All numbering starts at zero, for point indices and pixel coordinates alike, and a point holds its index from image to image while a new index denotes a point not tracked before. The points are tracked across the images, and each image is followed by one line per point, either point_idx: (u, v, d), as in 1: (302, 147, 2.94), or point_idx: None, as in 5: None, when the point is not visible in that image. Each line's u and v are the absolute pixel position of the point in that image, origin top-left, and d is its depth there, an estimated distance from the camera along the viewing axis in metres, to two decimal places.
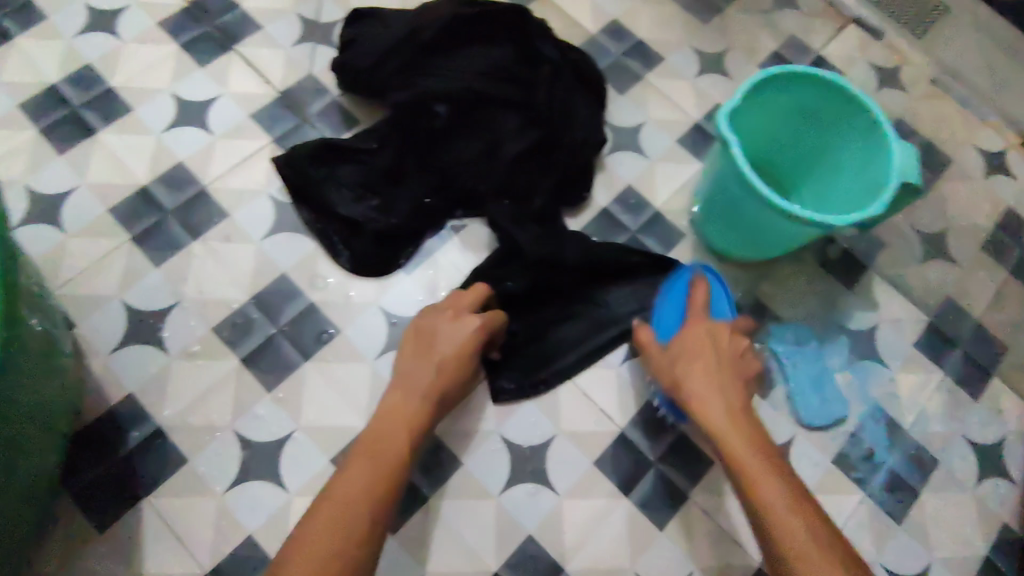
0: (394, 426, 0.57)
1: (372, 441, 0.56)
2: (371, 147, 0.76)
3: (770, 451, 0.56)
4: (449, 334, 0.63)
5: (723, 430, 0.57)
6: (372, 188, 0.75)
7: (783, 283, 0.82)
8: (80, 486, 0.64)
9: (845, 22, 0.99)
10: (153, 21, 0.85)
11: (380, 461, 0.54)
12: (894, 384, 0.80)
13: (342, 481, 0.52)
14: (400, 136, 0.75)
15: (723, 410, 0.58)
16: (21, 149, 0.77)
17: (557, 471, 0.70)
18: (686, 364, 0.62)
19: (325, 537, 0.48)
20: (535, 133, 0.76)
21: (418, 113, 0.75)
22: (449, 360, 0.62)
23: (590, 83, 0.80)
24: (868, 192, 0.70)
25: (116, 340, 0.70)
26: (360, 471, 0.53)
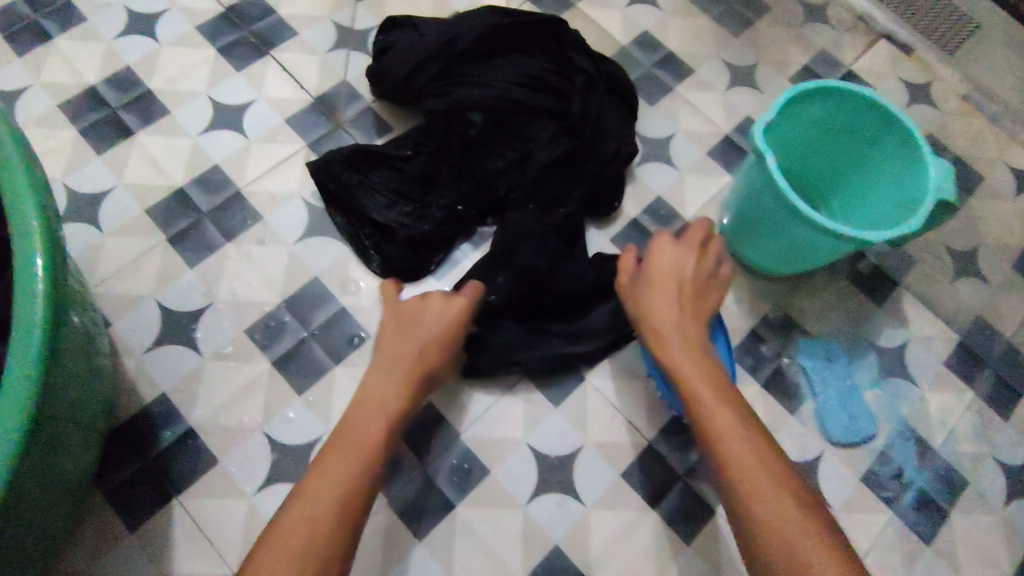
0: (373, 417, 0.56)
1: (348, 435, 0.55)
2: (407, 154, 0.76)
3: (721, 379, 0.58)
4: (431, 315, 0.64)
5: (687, 371, 0.58)
6: (405, 195, 0.75)
7: (812, 297, 0.82)
8: (113, 484, 0.65)
9: (875, 37, 0.99)
10: (191, 25, 0.86)
11: (355, 452, 0.53)
12: (924, 403, 0.79)
13: (317, 479, 0.51)
14: (435, 144, 0.75)
15: (679, 343, 0.60)
16: (61, 149, 0.78)
17: (585, 482, 0.70)
18: (649, 295, 0.64)
19: (298, 534, 0.47)
20: (568, 143, 0.74)
21: (452, 121, 0.74)
22: (430, 341, 0.63)
23: (622, 95, 0.81)
24: (902, 209, 0.70)
25: (150, 339, 0.71)
26: (338, 463, 0.52)
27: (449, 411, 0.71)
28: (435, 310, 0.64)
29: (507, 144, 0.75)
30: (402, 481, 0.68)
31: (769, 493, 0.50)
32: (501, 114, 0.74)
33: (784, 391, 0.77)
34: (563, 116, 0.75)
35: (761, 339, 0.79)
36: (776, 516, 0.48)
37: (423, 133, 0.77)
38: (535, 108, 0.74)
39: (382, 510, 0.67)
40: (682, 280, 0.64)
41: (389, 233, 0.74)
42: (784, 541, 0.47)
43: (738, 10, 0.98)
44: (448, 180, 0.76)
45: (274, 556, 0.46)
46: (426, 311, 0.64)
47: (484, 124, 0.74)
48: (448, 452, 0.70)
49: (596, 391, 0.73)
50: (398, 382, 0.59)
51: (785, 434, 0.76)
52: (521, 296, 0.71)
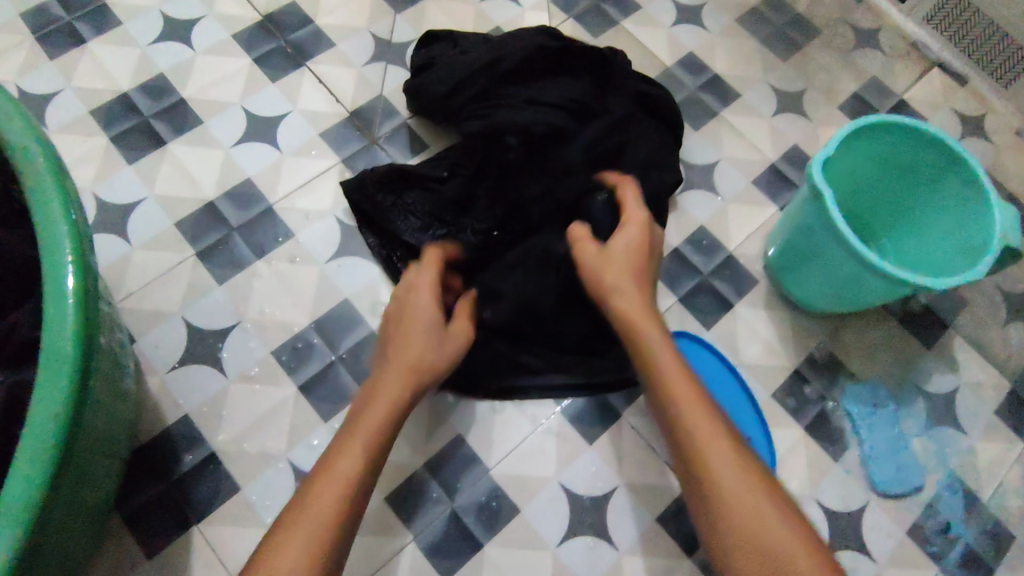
0: (351, 440, 0.49)
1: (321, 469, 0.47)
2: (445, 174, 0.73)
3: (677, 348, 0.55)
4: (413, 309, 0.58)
5: (643, 336, 0.55)
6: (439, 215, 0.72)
7: (859, 338, 0.78)
8: (132, 508, 0.63)
9: (928, 65, 0.95)
10: (228, 33, 0.84)
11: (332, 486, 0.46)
12: (974, 453, 0.75)
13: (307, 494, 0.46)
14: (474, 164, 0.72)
15: (638, 308, 0.57)
16: (92, 157, 0.76)
17: (618, 526, 0.67)
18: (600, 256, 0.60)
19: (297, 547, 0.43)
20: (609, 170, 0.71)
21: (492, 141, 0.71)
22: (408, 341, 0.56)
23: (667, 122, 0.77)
24: (965, 254, 0.67)
25: (176, 358, 0.69)
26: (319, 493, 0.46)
27: (480, 444, 0.69)
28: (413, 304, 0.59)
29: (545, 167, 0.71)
30: (430, 517, 0.66)
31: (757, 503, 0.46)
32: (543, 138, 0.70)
33: (827, 436, 0.74)
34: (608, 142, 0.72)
35: (805, 380, 0.76)
36: (734, 502, 0.46)
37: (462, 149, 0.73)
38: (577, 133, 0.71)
39: (407, 546, 0.65)
40: (639, 259, 0.60)
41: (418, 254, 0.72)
42: (743, 523, 0.45)
43: (787, 32, 0.95)
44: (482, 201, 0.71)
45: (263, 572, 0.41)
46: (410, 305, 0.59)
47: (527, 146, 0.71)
48: (477, 488, 0.67)
49: (633, 428, 0.70)
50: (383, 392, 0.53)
51: (826, 480, 0.73)
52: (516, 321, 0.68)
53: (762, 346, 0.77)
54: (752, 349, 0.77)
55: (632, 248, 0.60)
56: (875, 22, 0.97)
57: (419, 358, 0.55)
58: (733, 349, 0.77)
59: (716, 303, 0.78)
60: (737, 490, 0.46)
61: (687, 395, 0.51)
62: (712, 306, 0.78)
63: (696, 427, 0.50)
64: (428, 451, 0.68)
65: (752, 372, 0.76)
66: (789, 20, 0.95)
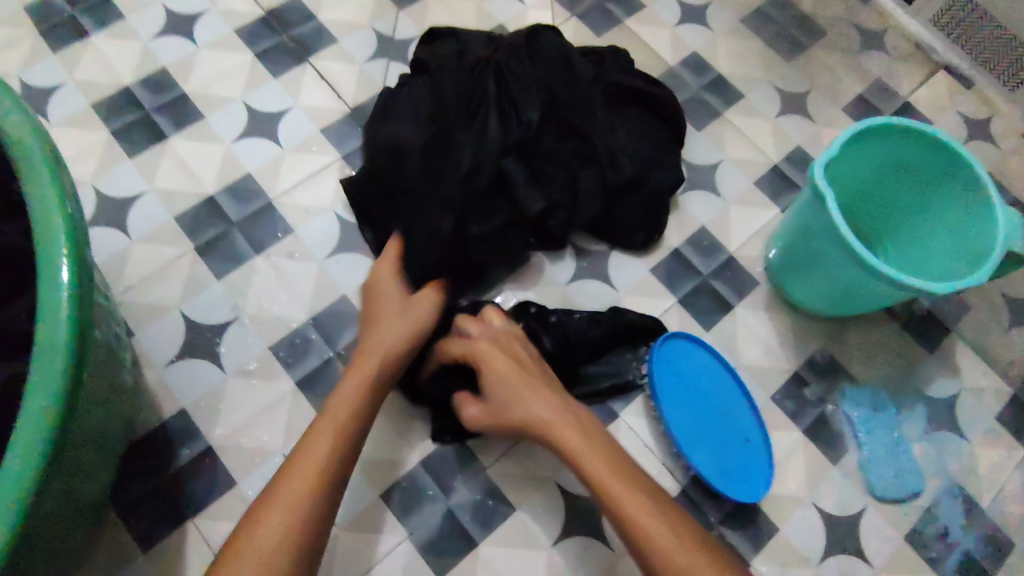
0: (323, 426, 0.55)
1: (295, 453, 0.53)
2: (465, 168, 0.67)
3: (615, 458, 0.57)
4: (382, 300, 0.66)
5: (582, 453, 0.56)
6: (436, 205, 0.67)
7: (860, 342, 0.78)
8: (128, 500, 0.63)
9: (934, 67, 0.94)
10: (230, 28, 0.84)
11: (304, 473, 0.52)
12: (974, 459, 0.75)
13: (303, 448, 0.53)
14: (493, 158, 0.67)
15: (572, 427, 0.58)
16: (93, 150, 0.76)
17: (613, 526, 0.66)
18: (501, 386, 0.60)
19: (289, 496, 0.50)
20: (614, 180, 0.73)
21: (511, 141, 0.69)
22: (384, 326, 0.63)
23: (663, 128, 0.78)
24: (967, 259, 0.67)
25: (173, 352, 0.69)
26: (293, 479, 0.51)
27: (476, 442, 0.68)
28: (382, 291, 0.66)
29: (553, 176, 0.71)
30: (425, 515, 0.66)
31: (660, 539, 0.51)
32: (551, 148, 0.71)
33: (826, 439, 0.74)
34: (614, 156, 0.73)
35: (805, 383, 0.76)
36: None
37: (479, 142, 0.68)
38: (590, 144, 0.72)
39: (401, 544, 0.64)
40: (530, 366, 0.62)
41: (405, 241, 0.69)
42: None
43: (792, 33, 0.94)
44: (488, 199, 0.68)
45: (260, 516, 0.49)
46: (378, 296, 0.66)
47: (540, 154, 0.71)
48: (472, 486, 0.67)
49: (631, 430, 0.71)
50: (357, 371, 0.59)
51: (824, 484, 0.72)
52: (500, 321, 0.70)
53: (761, 348, 0.77)
54: (752, 351, 0.77)
55: (503, 365, 0.61)
56: (881, 24, 0.96)
57: (389, 338, 0.62)
58: (733, 351, 0.77)
59: (716, 304, 0.78)
60: (641, 529, 0.52)
61: (587, 459, 0.56)
62: (712, 307, 0.78)
63: (603, 485, 0.55)
64: (424, 449, 0.68)
65: (751, 374, 0.76)
66: (795, 21, 0.95)
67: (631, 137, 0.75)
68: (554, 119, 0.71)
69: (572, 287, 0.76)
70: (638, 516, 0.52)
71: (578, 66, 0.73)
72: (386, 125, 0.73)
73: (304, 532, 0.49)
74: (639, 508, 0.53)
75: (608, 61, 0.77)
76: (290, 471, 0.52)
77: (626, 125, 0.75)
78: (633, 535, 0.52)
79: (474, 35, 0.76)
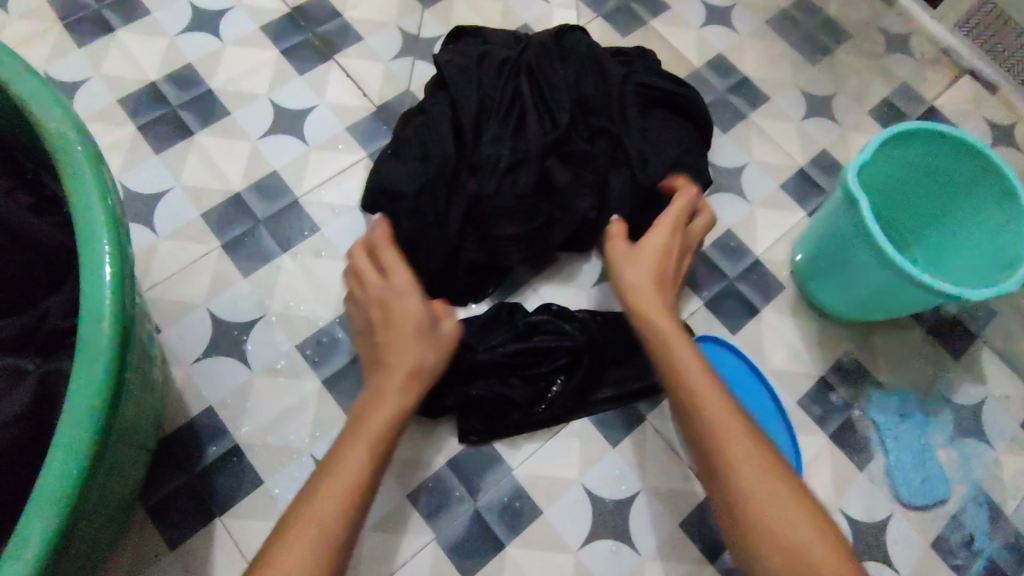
0: (348, 456, 0.46)
1: (318, 479, 0.45)
2: (502, 165, 0.67)
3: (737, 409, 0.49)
4: (402, 313, 0.54)
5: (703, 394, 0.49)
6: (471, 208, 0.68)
7: (886, 347, 0.78)
8: (155, 498, 0.63)
9: (959, 72, 0.94)
10: (256, 25, 0.84)
11: (325, 505, 0.43)
12: (1000, 466, 0.74)
13: (337, 459, 0.46)
14: (531, 155, 0.68)
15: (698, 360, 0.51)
16: (118, 146, 0.76)
17: (641, 530, 0.66)
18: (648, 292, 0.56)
19: (323, 513, 0.43)
20: (649, 178, 0.69)
21: (547, 141, 0.69)
22: (404, 348, 0.52)
23: (694, 134, 0.76)
24: (1000, 264, 0.67)
25: (200, 349, 0.68)
26: (319, 499, 0.43)
27: (503, 443, 0.68)
28: (406, 306, 0.54)
29: (586, 176, 0.71)
30: (453, 516, 0.65)
31: (751, 464, 0.46)
32: (585, 149, 0.71)
33: (853, 445, 0.73)
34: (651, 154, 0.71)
35: (831, 388, 0.75)
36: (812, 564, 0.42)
37: (517, 143, 0.69)
38: (621, 143, 0.71)
39: (429, 545, 0.64)
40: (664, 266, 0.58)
41: (426, 245, 0.67)
42: None
43: (817, 36, 0.94)
44: (526, 198, 0.68)
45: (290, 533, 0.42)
46: (398, 306, 0.54)
47: (573, 155, 0.71)
48: (499, 488, 0.67)
49: (656, 432, 0.70)
50: (378, 405, 0.49)
51: (851, 490, 0.72)
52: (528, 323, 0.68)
53: (788, 352, 0.77)
54: (778, 355, 0.76)
55: (662, 244, 0.58)
56: (906, 27, 0.96)
57: (414, 371, 0.51)
58: (759, 354, 0.76)
59: (742, 307, 0.78)
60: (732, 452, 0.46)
61: (696, 371, 0.50)
62: (738, 311, 0.78)
63: (701, 406, 0.48)
64: (451, 451, 0.67)
65: (777, 379, 0.75)
66: (820, 23, 0.94)
67: (666, 138, 0.73)
68: (589, 120, 0.72)
69: (598, 289, 0.75)
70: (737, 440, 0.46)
71: (609, 66, 0.72)
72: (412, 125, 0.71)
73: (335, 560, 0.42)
74: (740, 433, 0.47)
75: (639, 65, 0.77)
76: (318, 495, 0.44)
77: (659, 125, 0.74)
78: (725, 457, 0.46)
79: (497, 36, 0.76)
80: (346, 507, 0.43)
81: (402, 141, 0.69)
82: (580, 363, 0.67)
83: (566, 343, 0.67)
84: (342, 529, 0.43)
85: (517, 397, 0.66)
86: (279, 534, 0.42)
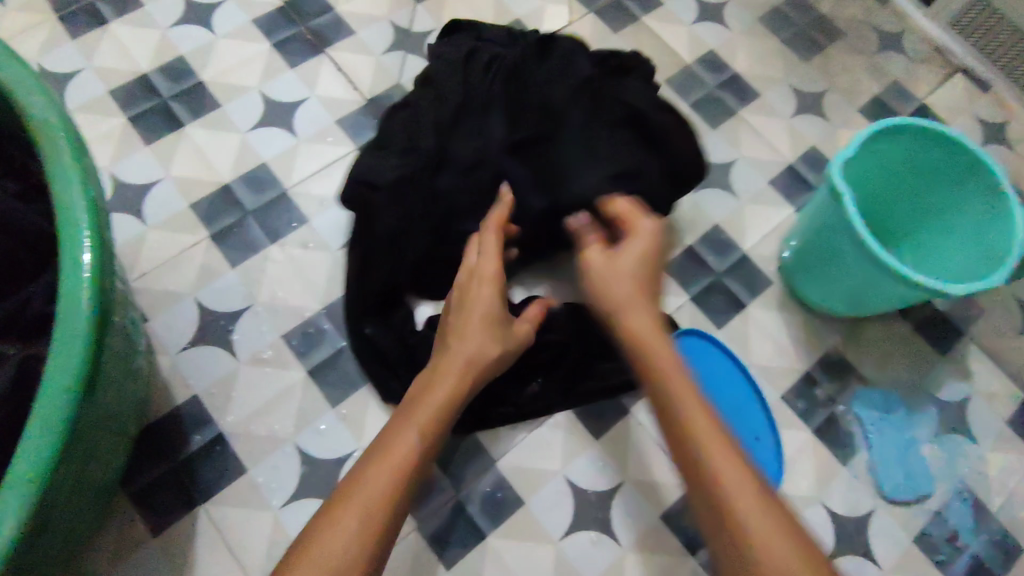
0: (409, 425, 0.50)
1: (383, 441, 0.49)
2: (466, 164, 0.64)
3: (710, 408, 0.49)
4: (476, 300, 0.57)
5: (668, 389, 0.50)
6: (435, 201, 0.64)
7: (872, 343, 0.78)
8: (139, 485, 0.63)
9: (951, 69, 0.94)
10: (248, 18, 0.84)
11: (384, 464, 0.48)
12: (984, 463, 0.74)
13: (395, 428, 0.50)
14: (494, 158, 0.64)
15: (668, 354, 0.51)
16: (109, 136, 0.77)
17: (622, 522, 0.67)
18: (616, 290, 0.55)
19: (378, 481, 0.46)
20: (622, 192, 0.64)
21: (512, 141, 0.65)
22: (472, 332, 0.55)
23: (682, 148, 0.68)
24: (983, 261, 0.67)
25: (186, 339, 0.69)
26: (371, 466, 0.47)
27: (486, 434, 0.69)
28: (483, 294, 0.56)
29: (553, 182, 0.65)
30: (434, 506, 0.66)
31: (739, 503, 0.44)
32: (567, 148, 0.65)
33: (836, 440, 0.74)
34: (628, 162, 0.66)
35: (815, 383, 0.76)
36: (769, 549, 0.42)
37: (483, 141, 0.65)
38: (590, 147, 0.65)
39: (410, 534, 0.65)
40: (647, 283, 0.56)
41: (389, 242, 0.65)
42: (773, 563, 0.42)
43: (809, 33, 0.94)
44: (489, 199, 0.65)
45: (346, 496, 0.46)
46: (473, 294, 0.57)
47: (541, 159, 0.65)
48: (482, 479, 0.67)
49: (637, 423, 0.70)
50: (441, 382, 0.53)
51: (833, 485, 0.72)
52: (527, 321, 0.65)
53: (772, 347, 0.77)
54: (763, 350, 0.77)
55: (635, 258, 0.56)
56: (900, 26, 0.96)
57: (471, 358, 0.54)
58: (744, 349, 0.76)
59: (728, 302, 0.78)
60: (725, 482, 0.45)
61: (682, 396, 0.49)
62: (724, 306, 0.78)
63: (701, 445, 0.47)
64: None
65: (762, 373, 0.76)
66: (813, 20, 0.94)
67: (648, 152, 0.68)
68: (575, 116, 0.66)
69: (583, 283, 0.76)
70: (732, 476, 0.45)
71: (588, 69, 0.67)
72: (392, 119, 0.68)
73: (380, 527, 0.45)
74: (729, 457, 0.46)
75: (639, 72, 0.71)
76: (369, 462, 0.48)
77: (632, 140, 0.67)
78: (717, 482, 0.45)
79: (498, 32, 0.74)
80: (400, 469, 0.47)
81: (387, 134, 0.68)
82: (565, 354, 0.67)
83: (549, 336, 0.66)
84: (391, 493, 0.46)
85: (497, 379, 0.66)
86: (333, 499, 0.46)
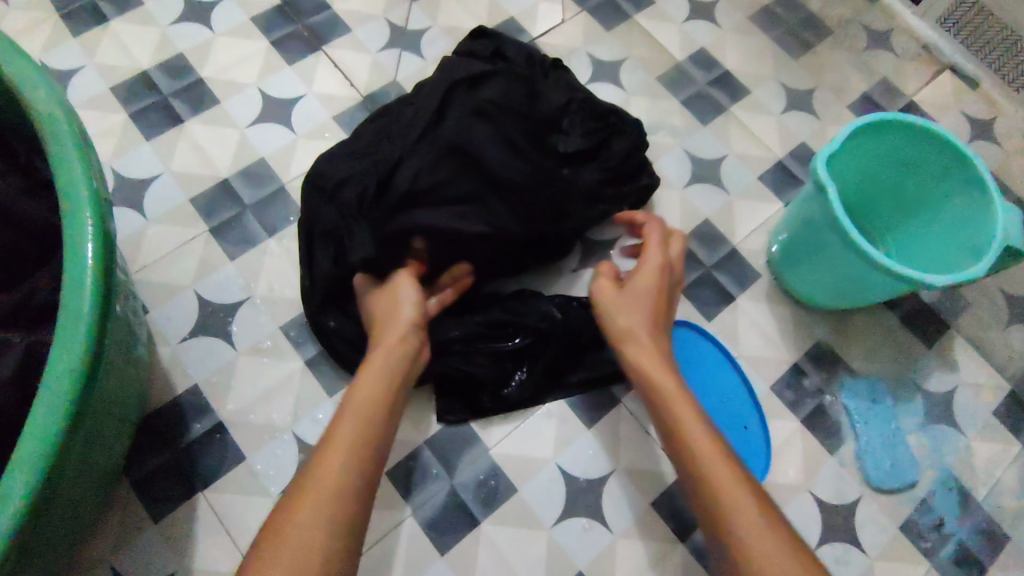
0: (345, 416, 0.53)
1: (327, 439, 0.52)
2: (412, 176, 0.61)
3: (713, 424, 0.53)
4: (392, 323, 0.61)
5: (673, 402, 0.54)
6: (377, 216, 0.62)
7: (859, 335, 0.79)
8: (140, 472, 0.65)
9: (939, 67, 0.95)
10: (247, 17, 0.86)
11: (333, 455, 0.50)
12: (970, 452, 0.76)
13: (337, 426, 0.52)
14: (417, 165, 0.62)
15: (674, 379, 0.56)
16: (110, 132, 0.78)
17: (613, 509, 0.68)
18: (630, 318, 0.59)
19: (329, 472, 0.49)
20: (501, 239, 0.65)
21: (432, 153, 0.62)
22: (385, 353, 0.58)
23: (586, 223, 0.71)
24: (966, 254, 0.69)
25: (186, 330, 0.70)
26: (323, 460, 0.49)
27: (479, 423, 0.70)
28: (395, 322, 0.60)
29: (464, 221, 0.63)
30: (429, 493, 0.67)
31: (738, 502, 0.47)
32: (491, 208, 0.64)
33: (824, 430, 0.75)
34: (486, 206, 0.64)
35: (804, 373, 0.77)
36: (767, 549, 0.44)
37: (432, 155, 0.62)
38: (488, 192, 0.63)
39: (405, 521, 0.66)
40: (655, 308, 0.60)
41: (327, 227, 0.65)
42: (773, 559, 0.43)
43: (799, 31, 0.95)
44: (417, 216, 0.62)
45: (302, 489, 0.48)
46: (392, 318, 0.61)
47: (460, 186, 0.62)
48: (476, 467, 0.68)
49: (624, 409, 0.72)
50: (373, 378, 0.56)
51: (821, 473, 0.73)
52: (465, 320, 0.68)
53: (761, 339, 0.78)
54: (752, 341, 0.78)
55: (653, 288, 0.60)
56: (889, 24, 0.97)
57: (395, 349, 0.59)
58: (734, 341, 0.78)
59: (718, 295, 0.79)
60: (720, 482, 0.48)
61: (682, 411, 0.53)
62: (714, 298, 0.79)
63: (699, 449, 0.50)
64: (429, 430, 0.69)
65: (750, 364, 0.77)
66: (803, 19, 0.96)
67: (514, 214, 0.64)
68: (447, 163, 0.62)
69: (577, 276, 0.77)
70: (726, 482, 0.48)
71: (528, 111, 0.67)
72: (376, 120, 0.70)
73: (347, 504, 0.47)
74: (714, 450, 0.50)
75: (616, 145, 0.74)
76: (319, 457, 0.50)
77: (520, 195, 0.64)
78: (694, 457, 0.50)
79: (520, 45, 0.74)
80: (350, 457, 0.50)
81: (362, 133, 0.70)
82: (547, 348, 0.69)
83: (533, 327, 0.68)
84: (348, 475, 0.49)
85: (481, 374, 0.68)
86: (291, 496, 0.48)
